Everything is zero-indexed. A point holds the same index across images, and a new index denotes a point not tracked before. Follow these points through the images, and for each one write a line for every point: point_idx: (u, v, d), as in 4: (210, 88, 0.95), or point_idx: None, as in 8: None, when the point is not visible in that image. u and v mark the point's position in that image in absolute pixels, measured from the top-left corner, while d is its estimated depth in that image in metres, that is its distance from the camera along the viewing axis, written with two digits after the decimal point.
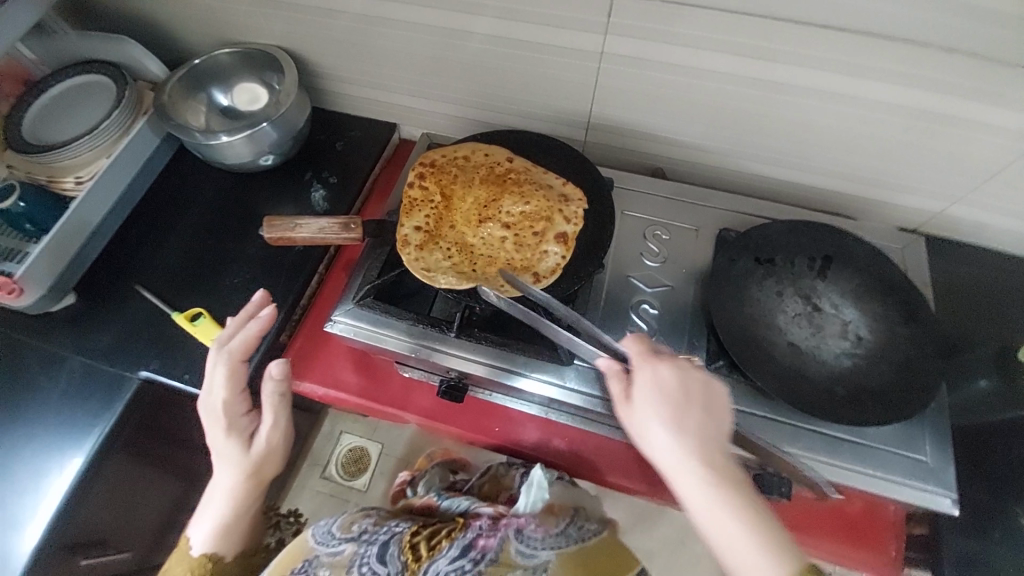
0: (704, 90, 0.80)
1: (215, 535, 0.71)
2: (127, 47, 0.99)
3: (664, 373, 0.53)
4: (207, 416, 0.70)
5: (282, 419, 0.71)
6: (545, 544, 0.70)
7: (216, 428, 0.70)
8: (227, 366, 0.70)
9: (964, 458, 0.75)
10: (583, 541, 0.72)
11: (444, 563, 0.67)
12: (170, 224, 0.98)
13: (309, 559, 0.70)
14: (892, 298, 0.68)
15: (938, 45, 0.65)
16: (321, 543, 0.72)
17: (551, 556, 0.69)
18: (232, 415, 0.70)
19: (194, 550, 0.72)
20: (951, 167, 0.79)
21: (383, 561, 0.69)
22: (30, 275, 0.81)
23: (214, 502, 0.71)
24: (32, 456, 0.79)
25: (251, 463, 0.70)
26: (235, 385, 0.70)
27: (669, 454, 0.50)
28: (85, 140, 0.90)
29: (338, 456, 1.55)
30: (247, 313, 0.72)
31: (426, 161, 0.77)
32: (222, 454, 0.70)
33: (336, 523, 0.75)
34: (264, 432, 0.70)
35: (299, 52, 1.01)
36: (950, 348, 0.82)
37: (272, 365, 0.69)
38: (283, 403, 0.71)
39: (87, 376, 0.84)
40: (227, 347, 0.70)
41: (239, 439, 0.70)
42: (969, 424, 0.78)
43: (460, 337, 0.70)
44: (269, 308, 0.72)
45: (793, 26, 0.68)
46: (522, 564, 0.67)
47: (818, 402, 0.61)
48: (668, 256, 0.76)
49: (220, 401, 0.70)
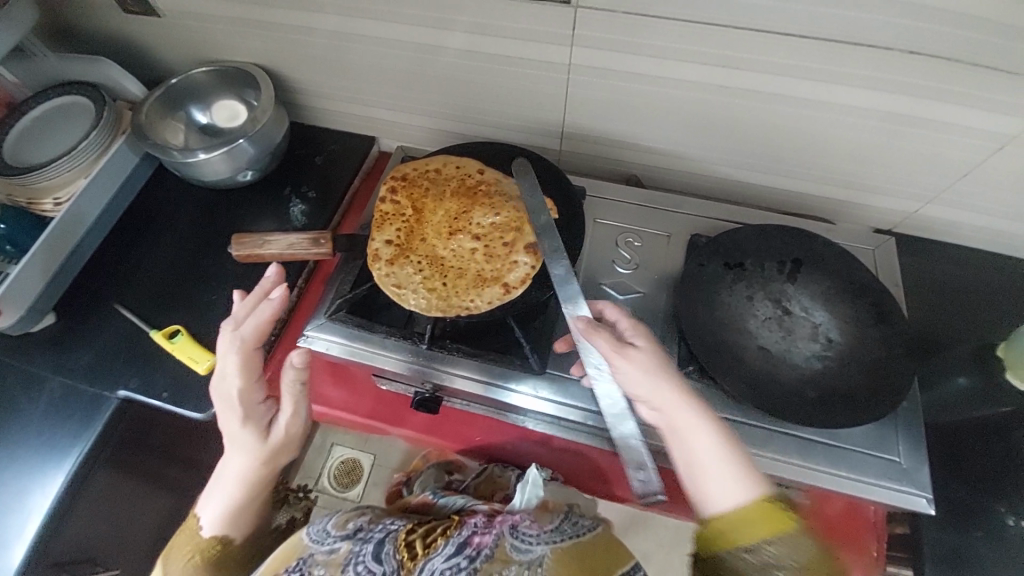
0: (673, 97, 0.81)
1: (226, 519, 0.68)
2: (106, 67, 0.99)
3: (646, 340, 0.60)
4: (220, 402, 0.66)
5: (302, 408, 0.68)
6: (539, 539, 0.67)
7: (231, 415, 0.66)
8: (242, 351, 0.65)
9: (946, 456, 0.75)
10: (578, 536, 0.68)
11: (440, 561, 0.65)
12: (151, 242, 0.98)
13: (303, 557, 0.67)
14: (862, 299, 0.67)
15: (899, 49, 0.66)
16: (317, 540, 0.69)
17: (546, 551, 0.65)
18: (249, 403, 0.66)
19: (203, 533, 0.68)
20: (922, 167, 0.79)
21: (379, 559, 0.66)
22: (8, 296, 0.82)
23: (226, 487, 0.67)
24: (9, 478, 0.78)
25: (270, 450, 0.67)
26: (252, 372, 0.65)
27: (657, 398, 0.56)
28: (64, 161, 0.90)
29: (329, 468, 1.54)
30: (261, 292, 0.68)
31: (397, 174, 0.77)
32: (237, 440, 0.66)
33: (330, 521, 0.72)
34: (284, 420, 0.67)
35: (276, 69, 1.02)
36: (928, 347, 0.83)
37: (295, 355, 0.64)
38: (303, 392, 0.68)
39: (66, 396, 0.83)
40: (242, 332, 0.65)
41: (257, 427, 0.66)
42: (949, 422, 0.78)
43: (432, 349, 0.70)
44: (281, 292, 0.68)
45: (757, 34, 0.69)
46: (517, 559, 0.64)
47: (789, 405, 0.61)
48: (641, 263, 0.76)
49: (236, 387, 0.65)
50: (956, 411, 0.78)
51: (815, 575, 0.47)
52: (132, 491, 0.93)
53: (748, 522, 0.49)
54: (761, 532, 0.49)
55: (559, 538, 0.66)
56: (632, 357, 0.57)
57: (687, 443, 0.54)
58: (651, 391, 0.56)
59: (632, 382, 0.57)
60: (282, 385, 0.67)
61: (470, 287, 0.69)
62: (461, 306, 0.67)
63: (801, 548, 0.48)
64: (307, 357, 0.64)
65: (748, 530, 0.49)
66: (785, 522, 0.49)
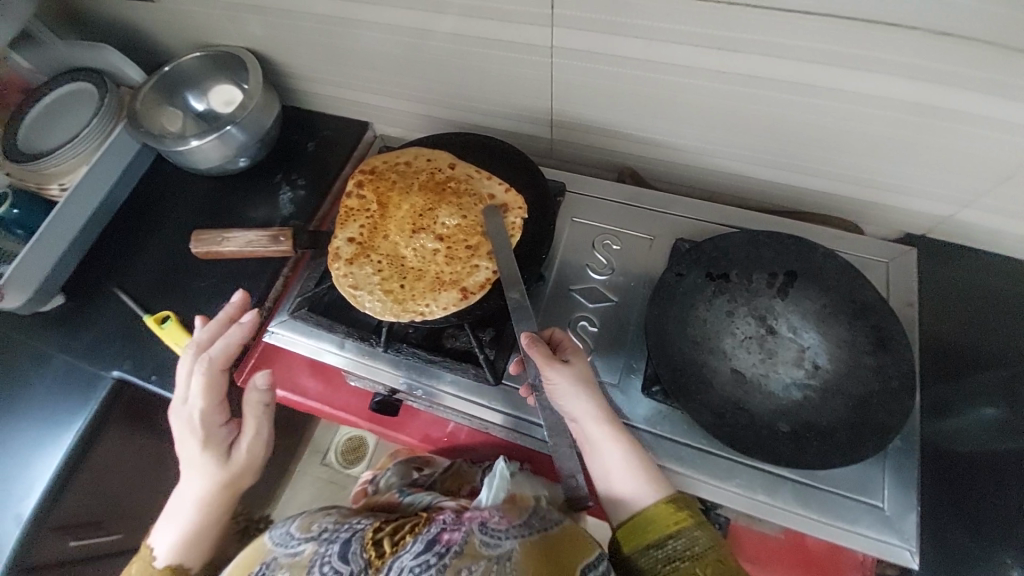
0: (666, 83, 0.73)
1: (183, 545, 0.68)
2: (108, 54, 1.00)
3: (573, 356, 0.62)
4: (182, 427, 0.69)
5: (264, 430, 0.71)
6: (509, 533, 0.58)
7: (192, 440, 0.68)
8: (205, 375, 0.69)
9: (966, 493, 0.67)
10: (546, 531, 0.59)
11: (407, 558, 0.54)
12: (151, 227, 1.00)
13: (266, 561, 0.60)
14: (860, 321, 0.59)
15: (923, 28, 0.55)
16: (280, 544, 0.62)
17: (515, 544, 0.57)
18: (209, 427, 0.69)
19: (158, 561, 0.68)
20: (960, 165, 0.69)
21: (345, 559, 0.57)
22: (14, 281, 0.85)
23: (183, 511, 0.69)
24: (16, 447, 0.84)
25: (230, 473, 0.69)
26: (213, 395, 0.69)
27: (577, 410, 0.60)
28: (69, 147, 0.92)
29: (337, 444, 1.59)
30: (227, 316, 0.72)
31: (365, 167, 0.75)
32: (196, 463, 0.69)
33: (295, 523, 0.64)
34: (245, 443, 0.70)
35: (266, 54, 1.00)
36: (951, 369, 0.74)
37: (258, 376, 0.69)
38: (267, 413, 0.71)
39: (70, 372, 0.89)
40: (206, 355, 0.69)
41: (217, 451, 0.69)
42: (972, 457, 0.69)
43: (388, 351, 0.70)
44: (250, 315, 0.72)
45: (757, 12, 0.59)
46: (488, 554, 0.56)
47: (754, 439, 0.56)
48: (618, 267, 0.71)
49: (197, 411, 0.68)
50: (971, 443, 0.70)
51: (711, 561, 0.54)
52: (134, 460, 0.99)
53: (652, 519, 0.56)
54: (664, 529, 0.56)
55: (529, 531, 0.59)
56: (565, 373, 0.60)
57: (602, 454, 0.59)
58: (576, 406, 0.60)
59: (558, 396, 0.61)
60: (244, 406, 0.70)
61: (428, 291, 0.67)
62: (415, 310, 0.66)
63: (696, 539, 0.55)
64: (270, 378, 0.69)
65: (657, 526, 0.56)
66: (683, 519, 0.56)
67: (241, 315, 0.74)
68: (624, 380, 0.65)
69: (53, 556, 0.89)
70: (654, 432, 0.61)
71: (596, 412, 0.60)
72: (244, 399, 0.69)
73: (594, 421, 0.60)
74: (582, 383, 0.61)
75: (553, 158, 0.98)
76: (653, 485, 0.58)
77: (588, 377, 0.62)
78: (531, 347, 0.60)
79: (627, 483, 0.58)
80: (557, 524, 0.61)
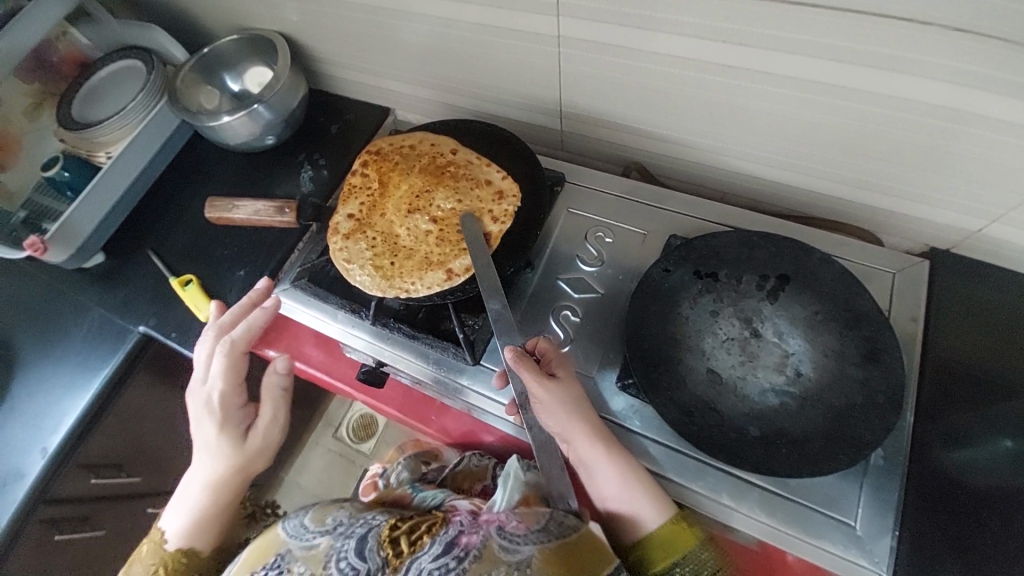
0: (672, 76, 0.72)
1: (195, 530, 0.70)
2: (156, 33, 1.08)
3: (558, 372, 0.64)
4: (201, 407, 0.70)
5: (280, 413, 0.73)
6: (528, 539, 0.57)
7: (209, 421, 0.70)
8: (227, 358, 0.71)
9: (989, 529, 0.61)
10: (565, 537, 0.58)
11: (427, 560, 0.55)
12: (184, 196, 1.06)
13: (281, 554, 0.58)
14: (853, 331, 0.58)
15: (939, 23, 0.52)
16: (295, 536, 0.60)
17: (534, 551, 0.56)
18: (227, 409, 0.70)
19: (169, 544, 0.69)
20: (986, 176, 0.64)
21: (362, 555, 0.56)
22: (56, 237, 0.92)
23: (196, 493, 0.70)
24: (50, 387, 0.92)
25: (245, 457, 0.70)
26: (233, 376, 0.71)
27: (567, 429, 0.62)
28: (115, 120, 0.99)
29: (350, 418, 1.64)
30: (250, 299, 0.75)
31: (372, 148, 0.79)
32: (212, 445, 0.70)
33: (309, 514, 0.62)
34: (262, 425, 0.71)
35: (295, 37, 1.05)
36: (973, 394, 0.68)
37: (280, 361, 0.73)
38: (284, 396, 0.73)
39: (102, 325, 0.96)
40: (229, 338, 0.71)
41: (234, 434, 0.70)
42: (999, 491, 0.63)
43: (375, 323, 0.74)
44: (272, 300, 0.75)
45: (760, 3, 0.58)
46: (506, 560, 0.55)
47: (721, 440, 0.57)
48: (608, 260, 0.73)
49: (217, 391, 0.70)
50: (996, 480, 0.63)
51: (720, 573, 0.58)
52: (153, 410, 1.06)
53: (662, 543, 0.59)
54: (677, 553, 0.58)
55: (547, 538, 0.57)
56: (553, 390, 0.62)
57: (594, 474, 0.61)
58: (564, 423, 0.62)
59: (547, 412, 0.63)
60: (264, 390, 0.73)
61: (415, 270, 0.71)
62: (402, 287, 0.70)
63: (703, 559, 0.58)
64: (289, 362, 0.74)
65: (666, 551, 0.59)
66: (688, 539, 0.58)
67: (264, 300, 0.77)
68: (601, 372, 0.67)
69: (76, 490, 0.97)
70: (624, 425, 0.64)
71: (584, 429, 0.61)
72: (263, 382, 0.73)
73: (588, 441, 0.61)
74: (570, 402, 0.62)
75: (565, 151, 0.98)
76: (659, 506, 0.59)
77: (576, 393, 0.63)
78: (517, 364, 0.62)
79: (631, 501, 0.60)
80: (574, 530, 0.59)
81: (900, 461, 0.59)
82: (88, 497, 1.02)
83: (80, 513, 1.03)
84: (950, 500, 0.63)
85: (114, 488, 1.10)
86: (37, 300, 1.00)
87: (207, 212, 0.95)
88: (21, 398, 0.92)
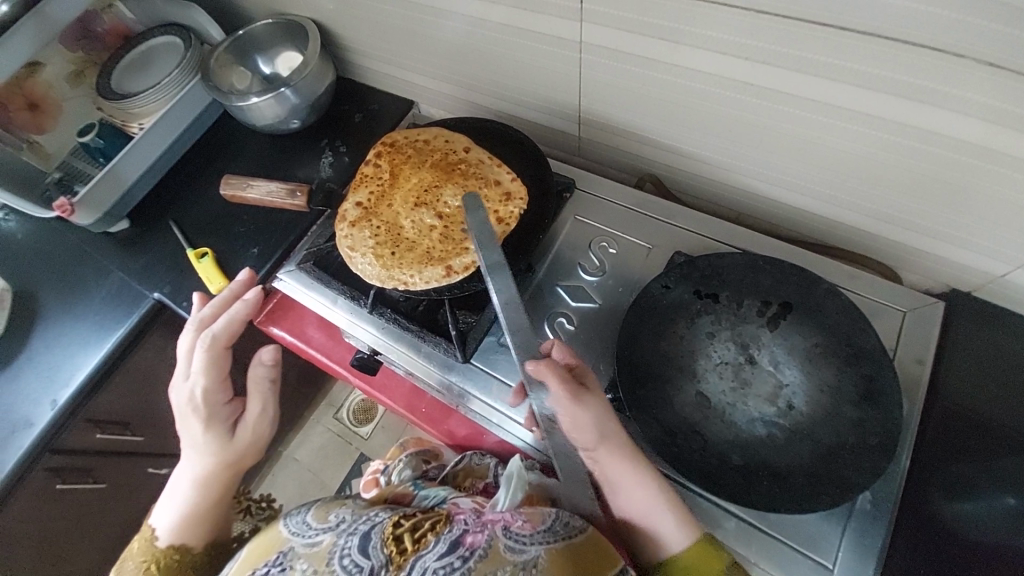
0: (692, 90, 0.70)
1: (185, 524, 0.69)
2: (195, 13, 1.11)
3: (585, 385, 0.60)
4: (185, 405, 0.71)
5: (269, 407, 0.74)
6: (535, 539, 0.57)
7: (195, 418, 0.70)
8: (208, 352, 0.71)
9: None
10: (569, 539, 0.58)
11: (431, 559, 0.54)
12: (209, 171, 1.09)
13: (284, 551, 0.57)
14: (852, 368, 0.56)
15: (972, 56, 0.50)
16: (297, 534, 0.60)
17: (541, 551, 0.55)
18: (212, 405, 0.71)
19: (160, 541, 0.68)
20: (1014, 221, 0.62)
21: (365, 553, 0.55)
22: (84, 202, 0.95)
23: (183, 489, 0.70)
24: (65, 342, 0.97)
25: (233, 452, 0.71)
26: (217, 371, 0.71)
27: (597, 445, 0.59)
28: (152, 92, 1.02)
29: (352, 401, 1.66)
30: (231, 293, 0.78)
31: (387, 140, 0.81)
32: (199, 442, 0.70)
33: (312, 512, 0.63)
34: (250, 420, 0.72)
35: (327, 25, 1.07)
36: (984, 447, 0.65)
37: (265, 351, 0.72)
38: (271, 389, 0.74)
39: (121, 288, 0.99)
40: (210, 332, 0.72)
41: (220, 429, 0.71)
42: (1000, 551, 0.60)
43: (373, 313, 0.75)
44: (251, 292, 0.76)
45: (782, 22, 0.56)
46: (512, 561, 0.54)
47: (700, 465, 0.57)
48: (610, 270, 0.73)
49: (200, 389, 0.70)
50: (997, 541, 0.60)
51: None
52: (160, 374, 1.09)
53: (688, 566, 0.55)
54: None
55: (554, 539, 0.57)
56: (585, 403, 0.58)
57: (623, 492, 0.59)
58: (592, 438, 0.58)
59: (574, 426, 0.59)
60: (251, 383, 0.73)
61: (414, 263, 0.72)
62: (400, 279, 0.71)
63: None
64: (275, 353, 0.73)
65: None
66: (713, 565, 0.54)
67: (245, 292, 0.79)
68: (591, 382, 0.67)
69: (81, 442, 1.02)
70: None
71: (615, 446, 0.58)
72: (251, 374, 0.73)
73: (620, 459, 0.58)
74: (598, 418, 0.58)
75: (582, 157, 0.97)
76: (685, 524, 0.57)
77: (604, 409, 0.59)
78: (544, 376, 0.58)
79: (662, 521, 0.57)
80: (581, 532, 0.59)
81: (888, 507, 0.56)
82: (92, 450, 1.06)
83: (85, 465, 1.07)
84: (946, 555, 0.60)
85: (118, 445, 1.14)
86: (62, 259, 1.04)
87: (223, 191, 1.00)
88: (39, 349, 0.96)
